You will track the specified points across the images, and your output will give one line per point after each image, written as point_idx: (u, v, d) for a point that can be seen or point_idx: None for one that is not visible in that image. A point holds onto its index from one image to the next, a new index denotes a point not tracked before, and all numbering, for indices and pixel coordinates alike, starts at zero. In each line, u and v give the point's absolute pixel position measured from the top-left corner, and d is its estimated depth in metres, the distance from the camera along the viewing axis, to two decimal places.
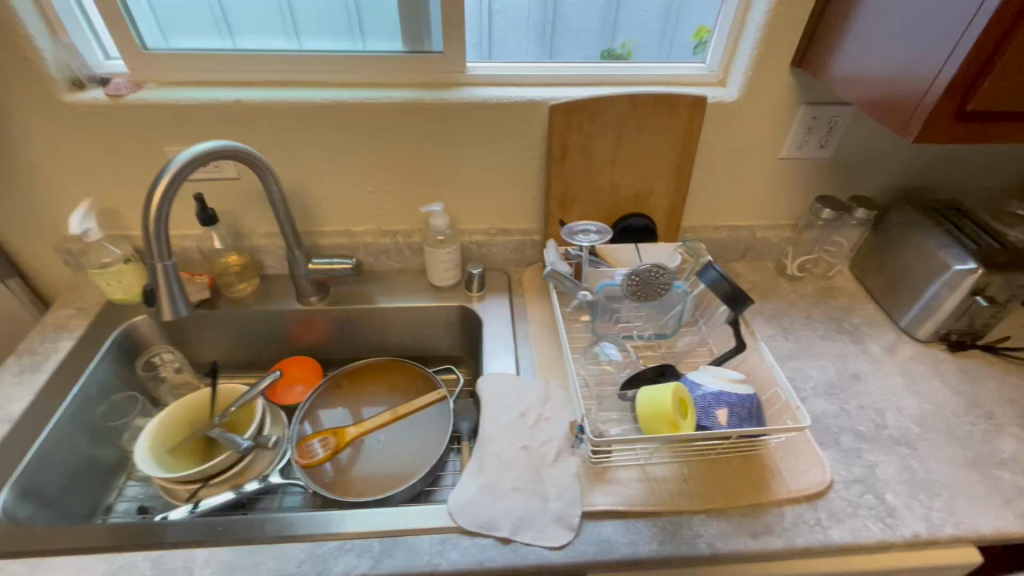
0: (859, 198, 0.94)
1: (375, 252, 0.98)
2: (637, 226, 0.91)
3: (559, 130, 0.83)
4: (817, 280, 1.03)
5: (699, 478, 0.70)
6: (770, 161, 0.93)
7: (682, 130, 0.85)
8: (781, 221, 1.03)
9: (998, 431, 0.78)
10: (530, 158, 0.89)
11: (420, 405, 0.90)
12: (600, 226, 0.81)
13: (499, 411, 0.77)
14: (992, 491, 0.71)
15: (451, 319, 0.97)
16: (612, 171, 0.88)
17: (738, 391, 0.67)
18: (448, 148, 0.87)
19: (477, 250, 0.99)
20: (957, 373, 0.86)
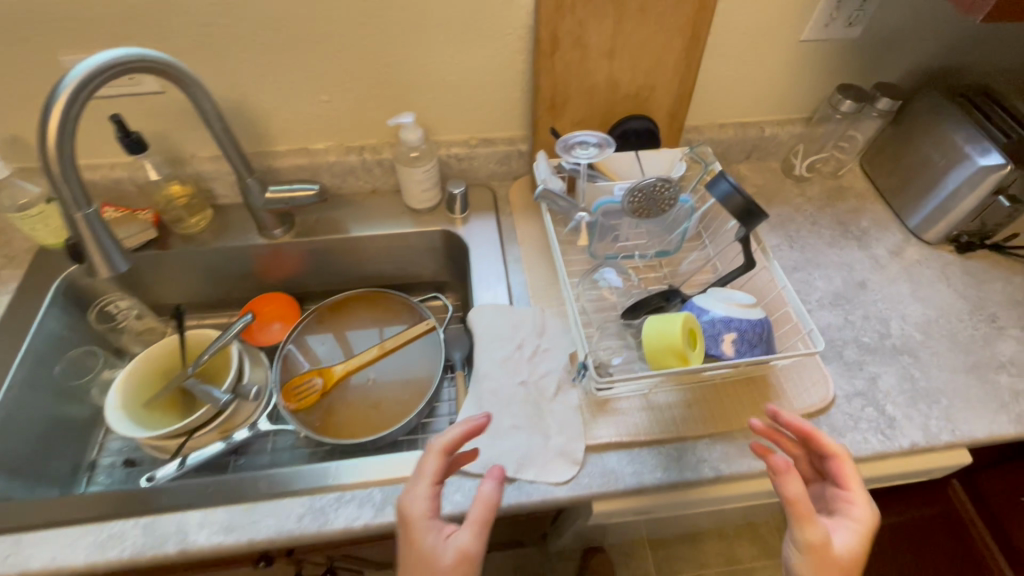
0: (884, 87, 0.84)
1: (340, 172, 0.86)
2: (638, 129, 0.80)
3: (548, 17, 0.68)
4: (825, 180, 0.95)
5: (703, 402, 0.68)
6: (790, 45, 0.80)
7: (693, 8, 0.71)
8: (794, 115, 0.92)
9: (999, 334, 0.77)
10: (512, 52, 0.75)
11: (407, 338, 0.85)
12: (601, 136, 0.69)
13: (494, 345, 0.72)
14: (989, 396, 0.71)
15: (433, 244, 0.89)
16: (610, 65, 0.74)
17: (749, 317, 0.63)
18: (415, 43, 0.72)
19: (457, 164, 0.87)
20: (964, 276, 0.84)
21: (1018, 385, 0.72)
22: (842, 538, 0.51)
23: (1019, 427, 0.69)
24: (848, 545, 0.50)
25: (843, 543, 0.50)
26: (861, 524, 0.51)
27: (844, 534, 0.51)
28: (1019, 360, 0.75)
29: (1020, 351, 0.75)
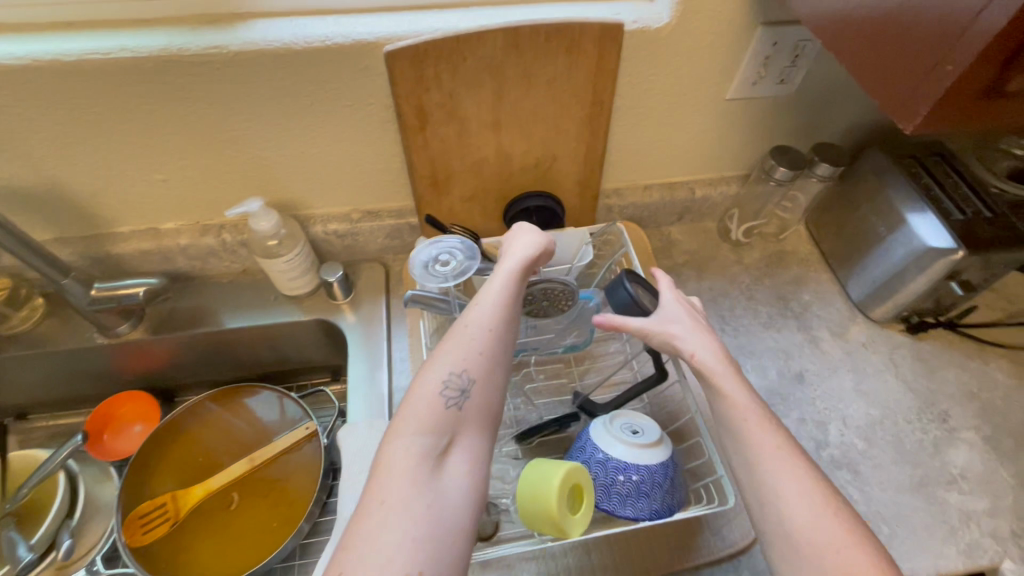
0: (824, 149, 0.73)
1: (197, 255, 0.73)
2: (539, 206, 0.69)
3: (408, 90, 0.55)
4: (765, 243, 0.85)
5: (606, 547, 0.57)
6: (715, 104, 0.69)
7: (589, 71, 0.59)
8: (730, 174, 0.81)
9: (951, 438, 0.68)
10: (380, 124, 0.62)
11: (283, 448, 0.74)
12: (467, 245, 0.58)
13: (362, 476, 0.61)
14: (936, 521, 0.62)
15: (315, 332, 0.77)
16: (496, 136, 0.63)
17: (650, 461, 0.52)
18: (257, 116, 0.59)
19: (338, 242, 0.75)
20: (914, 363, 0.74)
21: (970, 505, 0.63)
22: (697, 341, 0.50)
23: (969, 563, 0.59)
24: (691, 327, 0.51)
25: (706, 348, 0.49)
26: (682, 301, 0.53)
27: (705, 358, 0.48)
28: (972, 473, 0.65)
29: (973, 460, 0.66)
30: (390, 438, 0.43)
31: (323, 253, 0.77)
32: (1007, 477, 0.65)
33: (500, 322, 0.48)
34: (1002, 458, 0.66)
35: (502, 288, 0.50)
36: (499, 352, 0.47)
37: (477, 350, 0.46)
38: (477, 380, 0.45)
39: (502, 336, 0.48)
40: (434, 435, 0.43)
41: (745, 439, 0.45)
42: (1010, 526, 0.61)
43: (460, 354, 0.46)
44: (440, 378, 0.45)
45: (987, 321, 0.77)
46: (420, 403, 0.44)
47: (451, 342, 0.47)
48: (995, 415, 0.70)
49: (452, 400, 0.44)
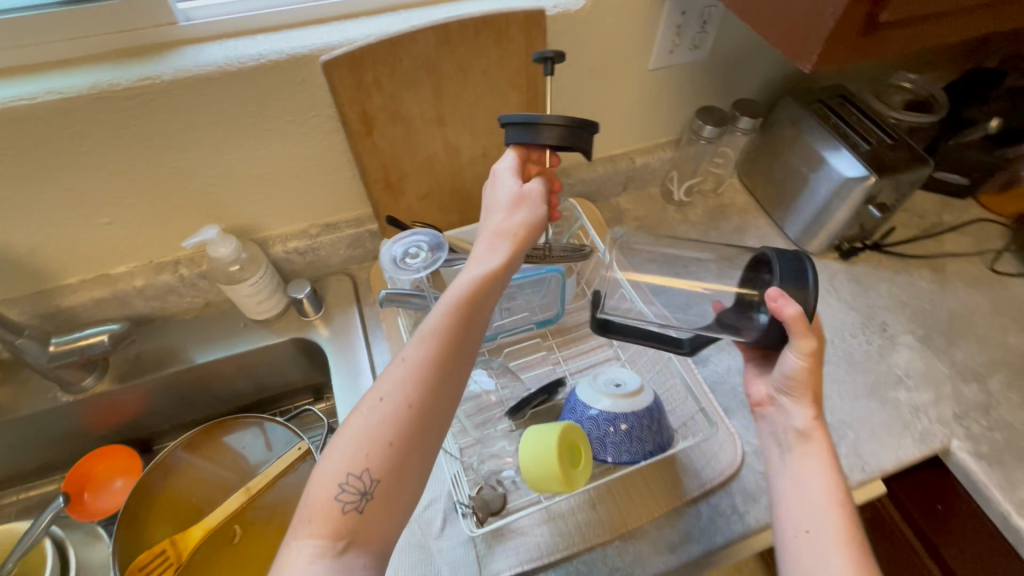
0: (743, 104, 0.79)
1: (156, 295, 0.71)
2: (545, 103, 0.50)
3: (349, 95, 0.57)
4: (706, 199, 0.91)
5: (608, 497, 0.61)
6: (640, 75, 0.74)
7: (520, 58, 0.62)
8: (663, 139, 0.86)
9: (892, 344, 0.75)
10: (326, 134, 0.63)
11: (278, 473, 0.73)
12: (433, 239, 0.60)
13: None
14: (892, 418, 0.69)
15: (292, 353, 0.77)
16: (442, 131, 0.65)
17: (636, 407, 0.56)
18: (199, 144, 0.59)
19: (300, 259, 0.75)
20: (851, 285, 0.81)
21: (917, 398, 0.70)
22: (796, 408, 0.53)
23: (924, 448, 0.66)
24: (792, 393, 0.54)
25: (800, 418, 0.53)
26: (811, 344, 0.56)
27: (792, 432, 0.53)
28: (915, 370, 0.73)
29: (913, 359, 0.74)
30: (291, 532, 0.40)
31: (287, 273, 0.77)
32: (943, 369, 0.73)
33: (423, 393, 0.43)
34: (937, 353, 0.74)
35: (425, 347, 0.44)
36: (416, 434, 0.42)
37: (388, 437, 0.41)
38: (383, 477, 0.41)
39: (422, 417, 0.42)
40: (330, 538, 0.39)
41: (796, 508, 0.49)
42: (953, 410, 0.69)
43: (365, 441, 0.41)
44: (336, 479, 0.40)
45: (905, 237, 0.87)
46: (316, 502, 0.40)
47: (362, 416, 0.42)
48: (925, 318, 0.78)
49: (351, 503, 0.40)
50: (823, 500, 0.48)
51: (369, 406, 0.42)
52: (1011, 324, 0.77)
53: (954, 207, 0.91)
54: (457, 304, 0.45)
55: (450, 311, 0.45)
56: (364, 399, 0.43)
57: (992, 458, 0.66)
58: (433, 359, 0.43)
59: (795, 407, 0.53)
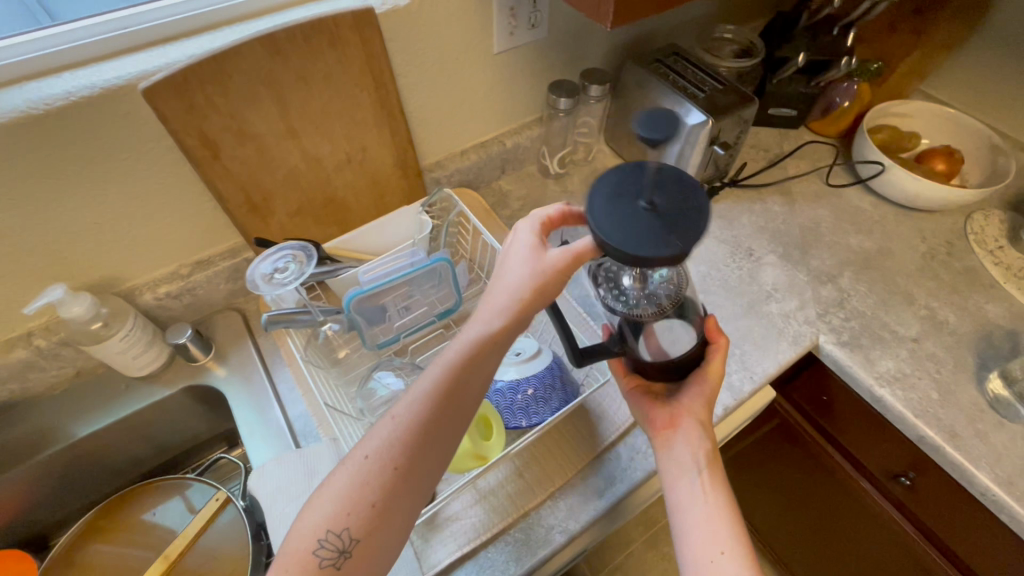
0: (590, 74, 0.84)
1: (11, 376, 0.64)
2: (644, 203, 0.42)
3: (183, 121, 0.54)
4: (580, 168, 0.96)
5: (533, 463, 0.63)
6: (488, 60, 0.76)
7: (360, 58, 0.62)
8: (528, 118, 0.90)
9: (759, 265, 0.84)
10: (169, 166, 0.60)
11: (197, 531, 0.68)
12: (296, 248, 0.59)
13: (287, 508, 0.60)
14: (769, 329, 0.77)
15: (189, 402, 0.72)
16: (298, 144, 0.64)
17: (535, 370, 0.60)
18: (23, 202, 0.54)
19: (175, 303, 0.70)
20: (718, 221, 0.89)
21: (787, 307, 0.79)
22: (698, 438, 0.57)
23: (798, 348, 0.75)
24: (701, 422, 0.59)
25: (705, 443, 0.57)
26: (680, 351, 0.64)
27: (695, 457, 0.56)
28: (781, 284, 0.82)
29: (778, 274, 0.83)
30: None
31: (164, 321, 0.72)
32: (803, 277, 0.82)
33: (408, 458, 0.46)
34: (796, 265, 0.84)
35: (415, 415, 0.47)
36: (397, 494, 0.45)
37: (371, 498, 0.45)
38: (361, 537, 0.44)
39: (404, 478, 0.46)
40: None
41: (705, 535, 0.51)
42: (816, 310, 0.79)
43: (347, 499, 0.44)
44: (318, 534, 0.44)
45: (755, 170, 0.96)
46: (296, 551, 0.43)
47: (348, 471, 0.46)
48: (783, 236, 0.87)
49: (328, 559, 0.43)
50: (729, 524, 0.52)
51: (355, 463, 0.46)
52: (850, 227, 0.89)
53: (791, 135, 1.02)
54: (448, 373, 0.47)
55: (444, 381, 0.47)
56: (353, 454, 0.47)
57: (852, 343, 0.75)
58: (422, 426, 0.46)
59: (697, 432, 0.58)
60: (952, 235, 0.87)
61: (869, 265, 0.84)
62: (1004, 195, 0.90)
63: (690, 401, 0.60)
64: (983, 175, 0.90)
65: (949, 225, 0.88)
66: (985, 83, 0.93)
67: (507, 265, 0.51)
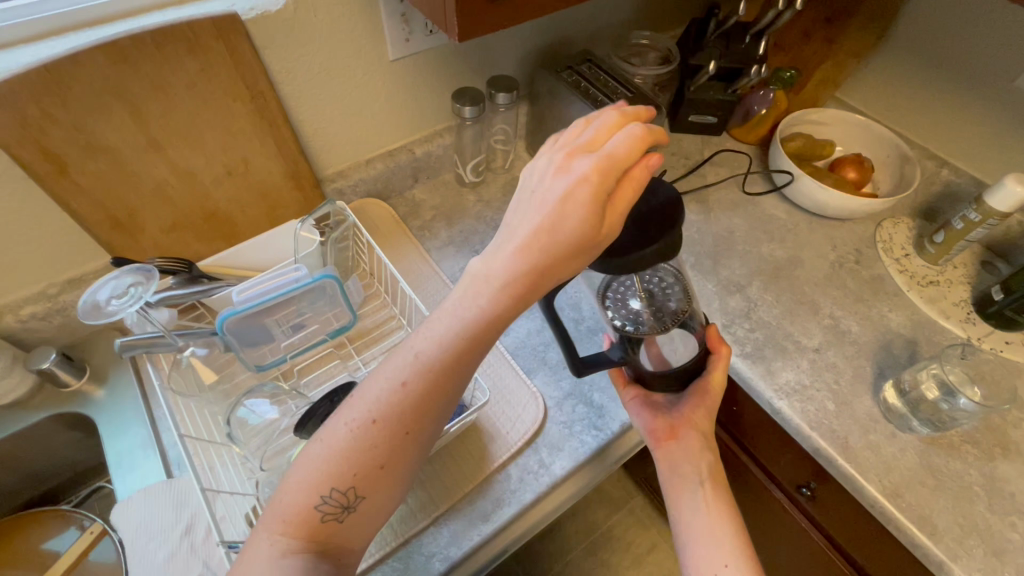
0: (497, 81, 0.82)
1: None
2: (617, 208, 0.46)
3: (17, 135, 0.51)
4: (497, 176, 0.94)
5: (418, 487, 0.61)
6: (384, 67, 0.74)
7: (227, 67, 0.59)
8: (439, 126, 0.88)
9: None
10: (14, 181, 0.56)
11: (70, 564, 0.66)
12: (136, 270, 0.55)
13: (149, 543, 0.56)
14: None
15: (62, 429, 0.68)
16: (164, 157, 0.60)
17: None
18: None
19: (44, 324, 0.66)
20: None
21: None
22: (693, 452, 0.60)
23: None
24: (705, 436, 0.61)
25: (705, 457, 0.60)
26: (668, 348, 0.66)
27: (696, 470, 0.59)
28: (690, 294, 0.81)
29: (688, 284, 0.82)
30: (264, 524, 0.45)
31: (34, 343, 0.67)
32: (712, 287, 0.82)
33: (417, 420, 0.44)
34: (707, 274, 0.83)
35: (423, 373, 0.44)
36: (400, 456, 0.45)
37: (377, 459, 0.44)
38: (364, 494, 0.45)
39: (411, 441, 0.45)
40: (299, 543, 0.44)
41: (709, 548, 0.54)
42: (722, 320, 0.78)
43: (350, 460, 0.44)
44: (319, 495, 0.44)
45: (674, 178, 0.96)
46: (296, 505, 0.44)
47: (353, 431, 0.44)
48: (696, 245, 0.87)
49: (330, 514, 0.44)
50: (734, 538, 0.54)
51: (362, 423, 0.44)
52: (763, 235, 0.89)
53: (712, 142, 1.02)
54: (463, 328, 0.44)
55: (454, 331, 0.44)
56: (355, 407, 0.45)
57: (755, 354, 0.75)
58: (430, 386, 0.44)
59: (698, 445, 0.60)
60: (862, 243, 0.88)
61: (778, 274, 0.84)
62: (913, 203, 0.91)
63: (692, 412, 0.62)
64: (893, 182, 0.91)
65: (860, 232, 0.89)
66: (896, 90, 0.94)
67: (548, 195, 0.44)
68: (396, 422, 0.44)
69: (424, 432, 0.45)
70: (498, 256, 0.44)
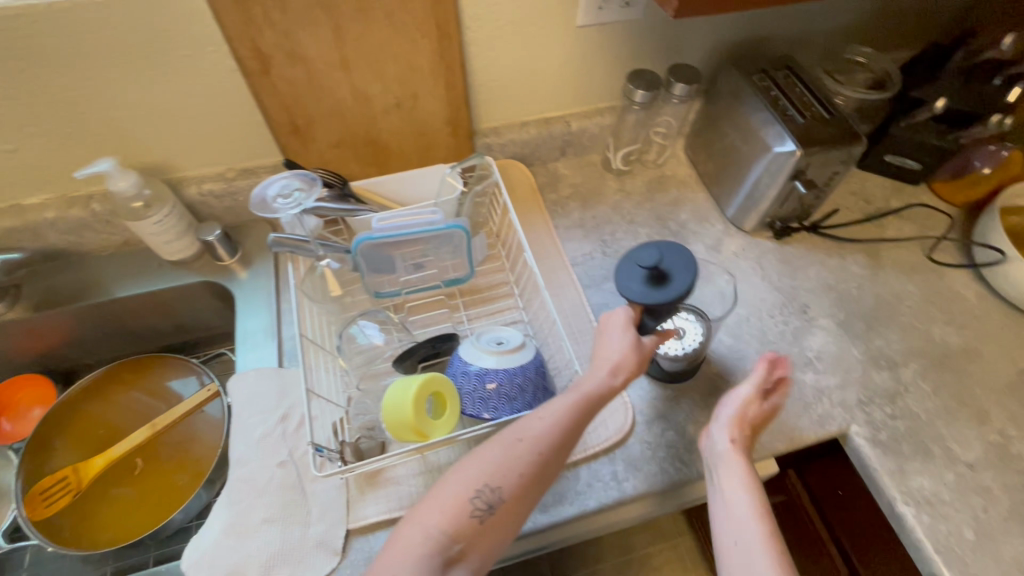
0: (679, 70, 0.76)
1: (70, 229, 0.71)
2: (651, 262, 0.50)
3: (238, 31, 0.56)
4: (646, 170, 0.89)
5: None
6: (567, 31, 0.71)
7: (425, 3, 0.60)
8: (602, 104, 0.84)
9: (810, 326, 0.73)
10: (226, 73, 0.62)
11: (185, 412, 0.74)
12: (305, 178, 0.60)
13: (252, 419, 0.63)
14: (793, 399, 0.68)
15: (207, 296, 0.77)
16: (348, 78, 0.63)
17: (510, 365, 0.56)
18: (94, 78, 0.58)
19: (217, 202, 0.74)
20: (780, 265, 0.79)
21: (824, 381, 0.69)
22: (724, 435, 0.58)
23: (820, 431, 0.65)
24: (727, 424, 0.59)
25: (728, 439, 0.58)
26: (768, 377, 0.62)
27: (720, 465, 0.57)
28: (827, 354, 0.71)
29: (828, 342, 0.72)
30: (415, 518, 0.48)
31: (205, 216, 0.77)
32: (857, 354, 0.71)
33: (554, 447, 0.50)
34: (854, 338, 0.73)
35: (563, 414, 0.51)
36: (540, 475, 0.50)
37: (520, 471, 0.49)
38: (508, 498, 0.48)
39: (549, 464, 0.50)
40: (451, 539, 0.47)
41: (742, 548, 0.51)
42: (857, 395, 0.68)
43: (501, 467, 0.49)
44: (471, 490, 0.48)
45: (845, 220, 0.84)
46: (453, 500, 0.48)
47: (501, 446, 0.50)
48: (849, 302, 0.76)
49: (479, 511, 0.47)
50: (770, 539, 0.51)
51: (508, 441, 0.50)
52: (938, 314, 0.75)
53: (904, 191, 0.87)
54: (573, 406, 0.52)
55: (575, 401, 0.52)
56: (504, 434, 0.51)
57: (888, 445, 0.64)
58: (567, 422, 0.51)
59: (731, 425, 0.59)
60: None
61: (944, 363, 0.71)
62: None
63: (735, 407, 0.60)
64: None
65: None
66: None
67: (603, 345, 0.55)
68: (539, 446, 0.50)
69: (555, 461, 0.50)
70: (594, 371, 0.54)
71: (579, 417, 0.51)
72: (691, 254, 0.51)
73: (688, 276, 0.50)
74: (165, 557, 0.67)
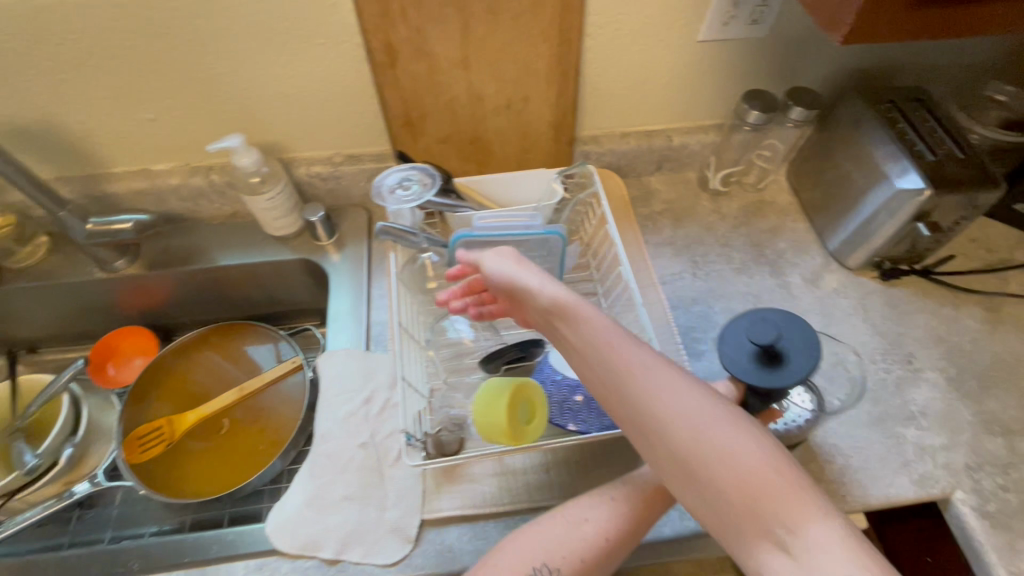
0: (798, 94, 0.73)
1: (188, 196, 0.76)
2: (767, 339, 0.47)
3: (374, 24, 0.58)
4: (744, 193, 0.86)
5: (564, 466, 0.60)
6: (686, 45, 0.69)
7: (555, 9, 0.60)
8: (708, 121, 0.81)
9: (915, 378, 0.69)
10: (353, 63, 0.64)
11: (271, 380, 0.78)
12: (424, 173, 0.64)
13: (338, 399, 0.65)
14: (891, 454, 0.63)
15: (301, 273, 0.81)
16: (466, 76, 0.64)
17: None
18: (235, 56, 0.62)
19: (322, 185, 0.77)
20: (885, 308, 0.74)
21: (928, 439, 0.64)
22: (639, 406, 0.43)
23: (920, 492, 0.61)
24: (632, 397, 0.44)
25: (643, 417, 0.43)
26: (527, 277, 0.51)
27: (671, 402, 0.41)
28: (933, 411, 0.66)
29: (934, 398, 0.67)
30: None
31: (308, 197, 0.80)
32: (967, 415, 0.66)
33: (621, 534, 0.50)
34: (964, 397, 0.67)
35: (633, 501, 0.51)
36: (602, 561, 0.49)
37: (582, 553, 0.49)
38: None
39: (612, 551, 0.50)
40: None
41: (732, 511, 0.38)
42: (965, 459, 0.63)
43: (563, 543, 0.49)
44: (530, 563, 0.48)
45: (963, 269, 0.78)
46: (510, 568, 0.48)
47: (565, 524, 0.51)
48: (961, 357, 0.70)
49: None
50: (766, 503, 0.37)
51: (573, 520, 0.51)
52: None
53: None
54: (650, 490, 0.52)
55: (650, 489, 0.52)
56: (568, 512, 0.52)
57: (998, 519, 0.59)
58: (636, 512, 0.51)
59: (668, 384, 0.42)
60: None
61: None
62: None
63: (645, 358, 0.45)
64: None
65: None
66: None
67: None
68: (606, 532, 0.50)
69: (617, 551, 0.50)
70: None
71: (651, 509, 0.51)
72: (814, 331, 0.49)
73: (808, 360, 0.47)
74: (238, 517, 0.69)
